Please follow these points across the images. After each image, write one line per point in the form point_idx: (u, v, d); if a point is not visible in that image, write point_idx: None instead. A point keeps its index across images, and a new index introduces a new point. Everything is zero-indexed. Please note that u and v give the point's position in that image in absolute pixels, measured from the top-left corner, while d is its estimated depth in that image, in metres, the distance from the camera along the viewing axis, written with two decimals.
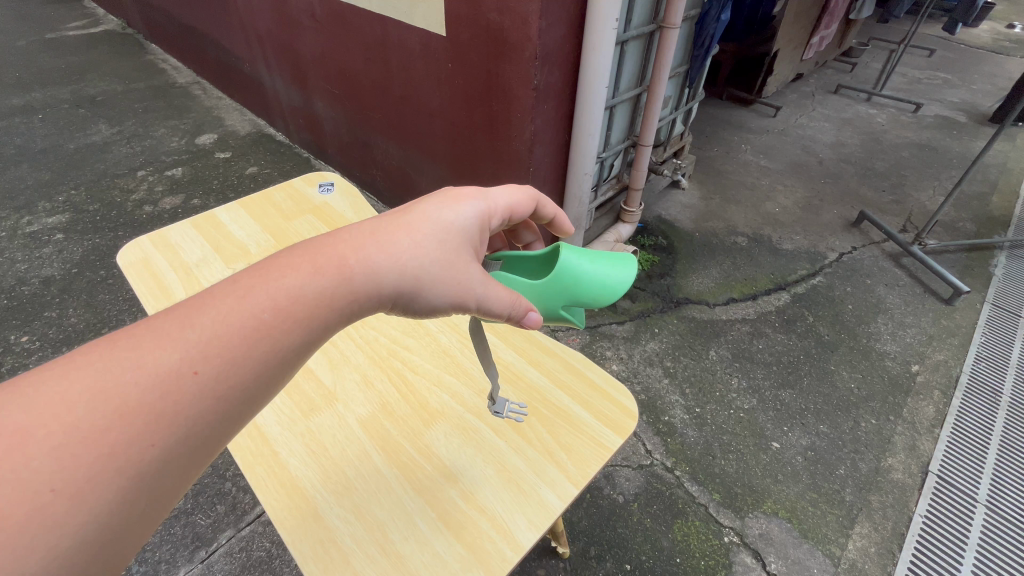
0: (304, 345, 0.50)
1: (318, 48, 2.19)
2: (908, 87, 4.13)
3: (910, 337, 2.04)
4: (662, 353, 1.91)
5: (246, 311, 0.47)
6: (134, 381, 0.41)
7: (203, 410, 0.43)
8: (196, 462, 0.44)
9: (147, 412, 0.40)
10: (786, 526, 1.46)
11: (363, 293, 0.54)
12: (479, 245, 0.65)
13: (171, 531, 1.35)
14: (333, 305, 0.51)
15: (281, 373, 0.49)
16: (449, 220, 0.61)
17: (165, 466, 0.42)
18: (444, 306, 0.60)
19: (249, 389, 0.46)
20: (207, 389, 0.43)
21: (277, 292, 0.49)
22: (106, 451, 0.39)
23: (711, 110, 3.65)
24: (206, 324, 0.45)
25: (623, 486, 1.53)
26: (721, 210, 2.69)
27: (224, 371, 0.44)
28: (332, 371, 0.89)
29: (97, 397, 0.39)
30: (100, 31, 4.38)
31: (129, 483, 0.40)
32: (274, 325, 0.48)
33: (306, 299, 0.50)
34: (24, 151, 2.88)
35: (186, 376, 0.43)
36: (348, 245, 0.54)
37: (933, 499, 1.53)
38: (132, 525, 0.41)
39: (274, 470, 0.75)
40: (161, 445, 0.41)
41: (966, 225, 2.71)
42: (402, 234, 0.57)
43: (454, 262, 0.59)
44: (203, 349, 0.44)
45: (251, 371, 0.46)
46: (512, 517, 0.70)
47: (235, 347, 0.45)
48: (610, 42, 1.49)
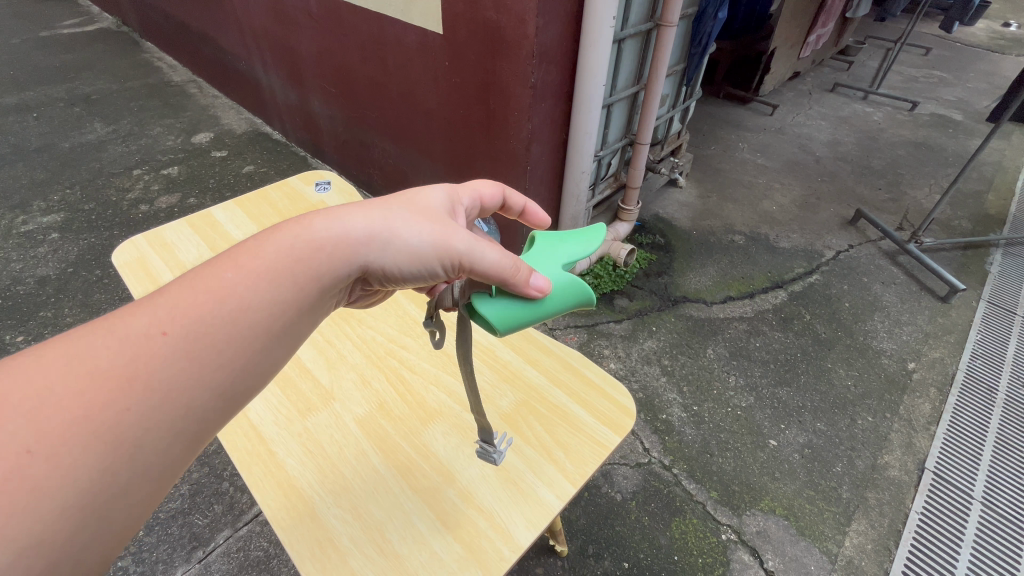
0: (274, 308, 0.52)
1: (315, 46, 2.18)
2: (905, 86, 4.14)
3: (906, 335, 2.05)
4: (659, 351, 1.92)
5: (212, 277, 0.50)
6: (107, 347, 0.45)
7: (175, 370, 0.46)
8: (174, 424, 0.46)
9: (119, 373, 0.44)
10: (784, 523, 1.47)
11: (332, 251, 0.55)
12: (452, 209, 0.66)
13: (168, 531, 1.35)
14: (298, 262, 0.53)
15: (255, 337, 0.50)
16: (413, 192, 0.64)
17: (145, 432, 0.44)
18: (422, 255, 0.59)
19: (224, 355, 0.48)
20: (176, 348, 0.46)
21: (243, 261, 0.52)
22: (80, 413, 0.42)
23: (708, 109, 3.65)
24: (173, 294, 0.49)
25: (621, 485, 1.53)
26: (718, 208, 2.69)
27: (192, 332, 0.47)
28: (329, 370, 0.89)
29: (72, 365, 0.43)
30: (94, 30, 4.34)
31: (108, 444, 0.42)
32: (237, 284, 0.50)
33: (268, 262, 0.52)
34: (18, 150, 2.85)
35: (156, 337, 0.46)
36: (310, 216, 0.57)
37: (929, 496, 1.54)
38: (115, 491, 0.43)
39: (271, 471, 0.75)
40: (135, 405, 0.44)
41: (962, 223, 2.72)
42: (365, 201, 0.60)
43: (423, 216, 0.60)
44: (171, 315, 0.47)
45: (223, 331, 0.48)
46: (510, 517, 0.70)
47: (203, 308, 0.48)
48: (607, 40, 1.49)
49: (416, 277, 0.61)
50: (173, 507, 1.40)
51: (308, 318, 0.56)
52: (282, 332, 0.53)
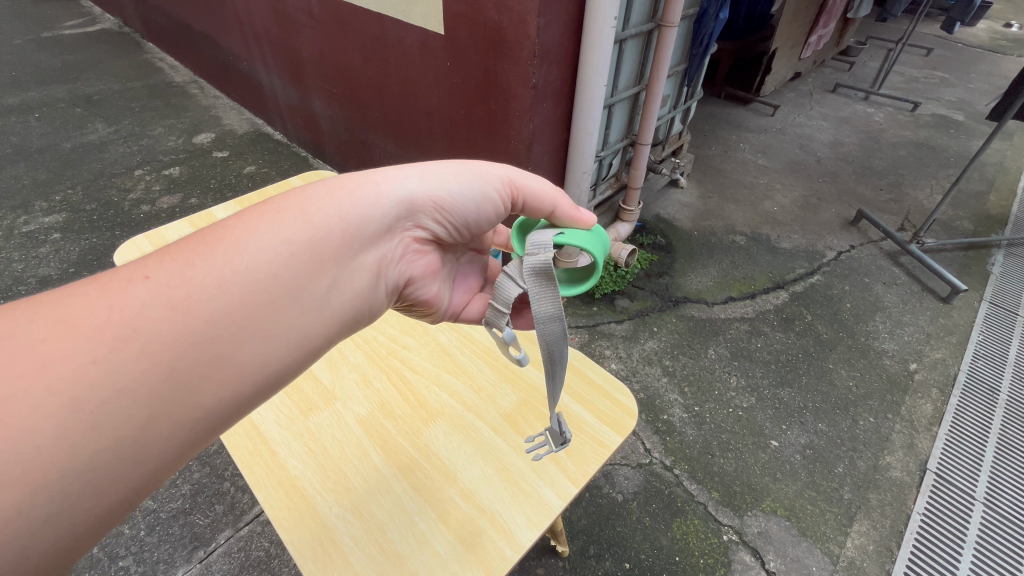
0: (264, 263, 0.51)
1: (316, 47, 2.18)
2: (906, 86, 4.13)
3: (908, 335, 2.05)
4: (660, 352, 1.91)
5: (203, 234, 0.51)
6: (85, 297, 0.45)
7: (157, 314, 0.45)
8: (149, 383, 0.43)
9: (91, 321, 0.43)
10: (785, 524, 1.46)
11: (350, 194, 0.59)
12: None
13: (169, 531, 1.35)
14: (302, 203, 0.56)
15: (243, 293, 0.49)
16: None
17: (112, 391, 0.42)
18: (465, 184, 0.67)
19: (207, 310, 0.47)
20: (155, 294, 0.45)
21: (236, 218, 0.53)
22: (45, 362, 0.41)
23: (709, 109, 3.65)
24: (161, 252, 0.50)
25: (622, 485, 1.53)
26: (720, 208, 2.69)
27: (174, 282, 0.47)
28: (331, 370, 0.89)
29: (46, 317, 0.43)
30: (96, 30, 4.35)
31: (68, 399, 0.40)
32: (228, 233, 0.51)
33: (264, 211, 0.54)
34: (20, 151, 2.86)
35: (137, 283, 0.46)
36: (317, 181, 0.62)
37: (931, 497, 1.54)
38: (75, 458, 0.40)
39: (272, 470, 0.75)
40: (102, 360, 0.42)
41: (964, 223, 2.71)
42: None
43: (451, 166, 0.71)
44: (155, 266, 0.47)
45: (214, 274, 0.48)
46: (511, 516, 0.70)
47: (194, 256, 0.49)
48: (608, 40, 1.49)
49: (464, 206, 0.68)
50: (174, 506, 1.40)
51: (306, 274, 0.53)
52: (280, 288, 0.51)
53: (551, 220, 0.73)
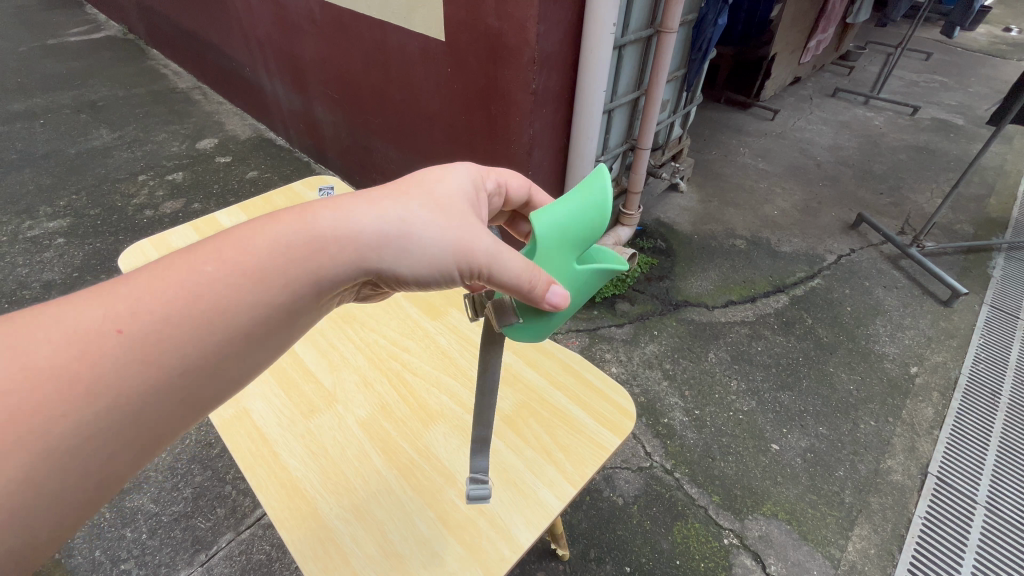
0: (248, 315, 0.48)
1: (318, 53, 2.21)
2: (905, 91, 4.15)
3: (908, 339, 2.05)
4: (661, 355, 1.92)
5: (185, 268, 0.46)
6: (50, 341, 0.41)
7: (129, 372, 0.42)
8: (123, 429, 0.43)
9: (60, 375, 0.40)
10: (786, 528, 1.46)
11: (335, 249, 0.52)
12: (476, 201, 0.64)
13: (171, 534, 1.36)
14: (285, 264, 0.49)
15: (223, 345, 0.47)
16: (437, 176, 0.62)
17: (84, 437, 0.41)
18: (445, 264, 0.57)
19: (185, 359, 0.45)
20: (130, 351, 0.43)
21: (219, 249, 0.48)
22: (11, 415, 0.38)
23: (709, 114, 3.67)
24: (138, 284, 0.45)
25: (623, 488, 1.53)
26: (720, 212, 2.70)
27: (149, 334, 0.43)
28: (332, 373, 0.90)
29: (7, 359, 0.39)
30: (101, 37, 4.40)
31: (35, 452, 0.39)
32: (211, 282, 0.46)
33: (251, 254, 0.49)
34: (25, 156, 2.89)
35: (109, 336, 0.42)
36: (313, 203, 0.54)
37: (932, 501, 1.53)
38: (41, 498, 0.40)
39: (273, 472, 0.76)
40: (72, 416, 0.40)
41: (964, 227, 2.72)
42: (382, 188, 0.58)
43: (453, 213, 0.58)
44: (130, 308, 0.44)
45: (190, 332, 0.45)
46: (509, 516, 0.70)
47: (172, 309, 0.44)
48: (607, 46, 1.50)
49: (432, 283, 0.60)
50: (175, 510, 1.40)
51: (287, 321, 0.52)
52: (258, 337, 0.49)
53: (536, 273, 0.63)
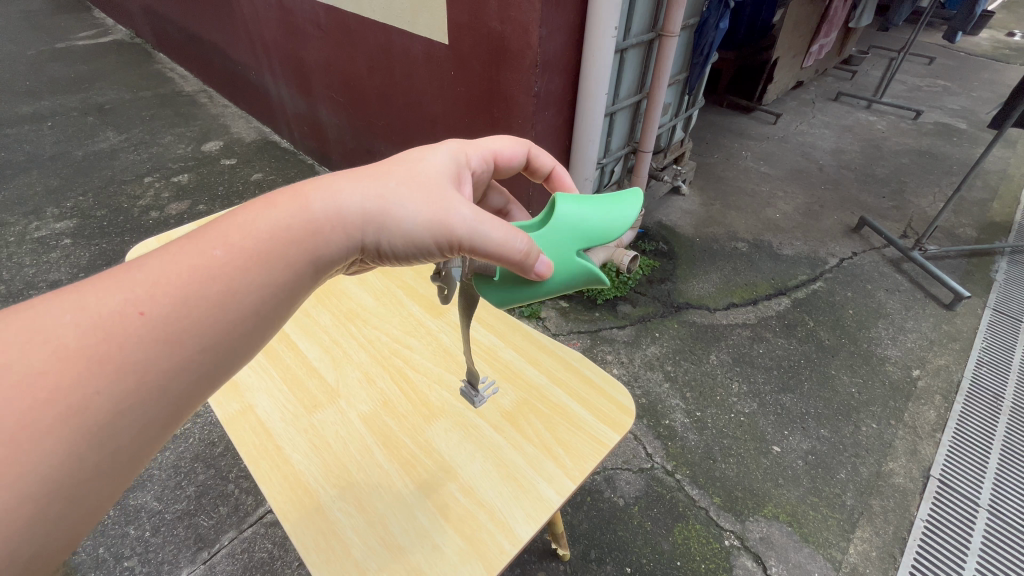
0: (262, 288, 0.50)
1: (323, 56, 2.22)
2: (908, 95, 4.16)
3: (910, 342, 2.05)
4: (662, 358, 1.92)
5: (196, 252, 0.48)
6: (74, 323, 0.42)
7: (152, 348, 0.44)
8: (152, 410, 0.44)
9: (88, 355, 0.41)
10: (787, 530, 1.46)
11: (318, 214, 0.54)
12: (456, 176, 0.67)
13: (174, 532, 1.37)
14: (287, 243, 0.52)
15: (242, 320, 0.49)
16: (419, 155, 0.65)
17: (115, 414, 0.42)
18: (423, 232, 0.59)
19: (206, 337, 0.47)
20: (154, 331, 0.44)
21: (229, 231, 0.50)
22: (46, 394, 0.39)
23: (712, 118, 3.68)
24: (152, 267, 0.46)
25: (623, 489, 1.53)
26: (721, 215, 2.71)
27: (171, 313, 0.45)
28: (335, 369, 0.91)
29: (36, 341, 0.40)
30: (109, 41, 4.45)
31: (72, 431, 0.40)
32: (225, 261, 0.48)
33: (258, 234, 0.51)
34: (33, 158, 2.92)
35: (132, 317, 0.43)
36: (307, 184, 0.56)
37: (934, 504, 1.53)
38: (84, 478, 0.41)
39: (277, 465, 0.76)
40: (105, 392, 0.41)
41: (966, 230, 2.72)
42: (366, 167, 0.61)
43: (430, 188, 0.61)
44: (150, 289, 0.45)
45: (206, 309, 0.46)
46: (510, 511, 0.71)
47: (187, 290, 0.46)
48: (609, 50, 1.51)
49: (413, 254, 0.61)
50: (178, 508, 1.41)
51: (294, 299, 0.54)
52: (270, 312, 0.52)
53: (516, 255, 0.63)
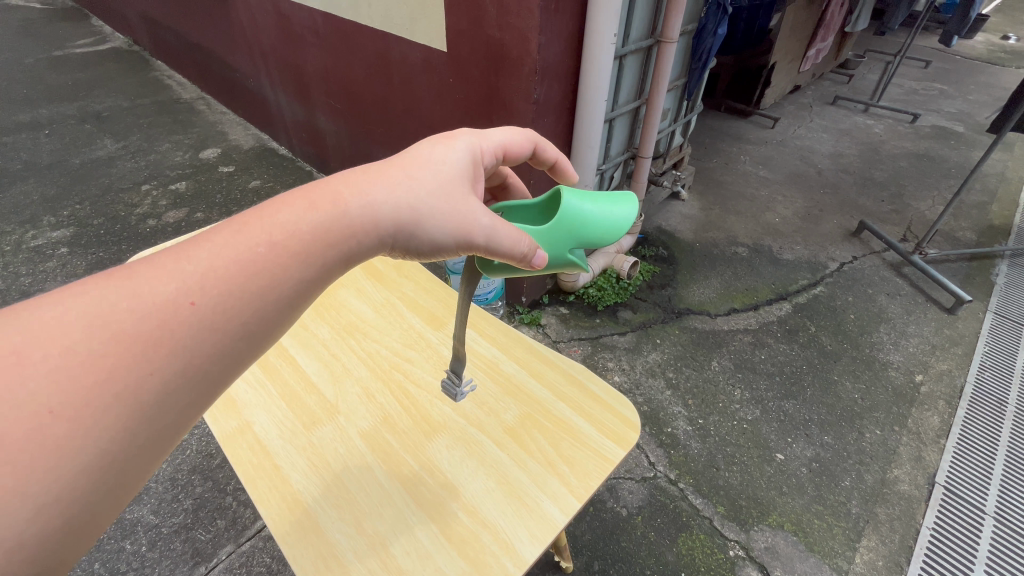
0: (304, 284, 0.49)
1: (321, 63, 2.22)
2: (905, 98, 4.17)
3: (913, 347, 2.04)
4: (663, 364, 1.91)
5: (242, 245, 0.47)
6: (130, 310, 0.41)
7: (201, 336, 0.43)
8: (197, 394, 0.44)
9: (142, 341, 0.41)
10: (792, 539, 1.44)
11: (347, 221, 0.52)
12: (477, 177, 0.63)
13: (171, 546, 1.34)
14: (325, 245, 0.50)
15: (284, 311, 0.48)
16: (441, 153, 0.60)
17: (165, 400, 0.42)
18: (448, 240, 0.57)
19: (247, 328, 0.46)
20: (204, 319, 0.43)
21: (272, 226, 0.49)
22: (103, 378, 0.39)
23: (710, 122, 3.69)
24: (201, 257, 0.45)
25: (626, 499, 1.52)
26: (721, 220, 2.70)
27: (221, 303, 0.44)
28: (334, 384, 0.89)
29: (94, 324, 0.40)
30: (106, 48, 4.45)
31: (126, 412, 0.40)
32: (268, 258, 0.47)
33: (301, 234, 0.49)
34: (30, 166, 2.91)
35: (183, 306, 0.43)
36: (339, 183, 0.54)
37: (940, 511, 1.51)
38: (132, 455, 0.42)
39: (275, 485, 0.75)
40: (158, 374, 0.41)
41: (966, 234, 2.71)
42: (393, 167, 0.57)
43: (454, 194, 0.58)
44: (200, 280, 0.44)
45: (251, 300, 0.46)
46: (513, 531, 0.69)
47: (236, 282, 0.45)
48: (609, 56, 1.51)
49: (433, 258, 0.60)
50: (175, 522, 1.39)
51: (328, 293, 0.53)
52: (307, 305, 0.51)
53: (515, 257, 0.62)
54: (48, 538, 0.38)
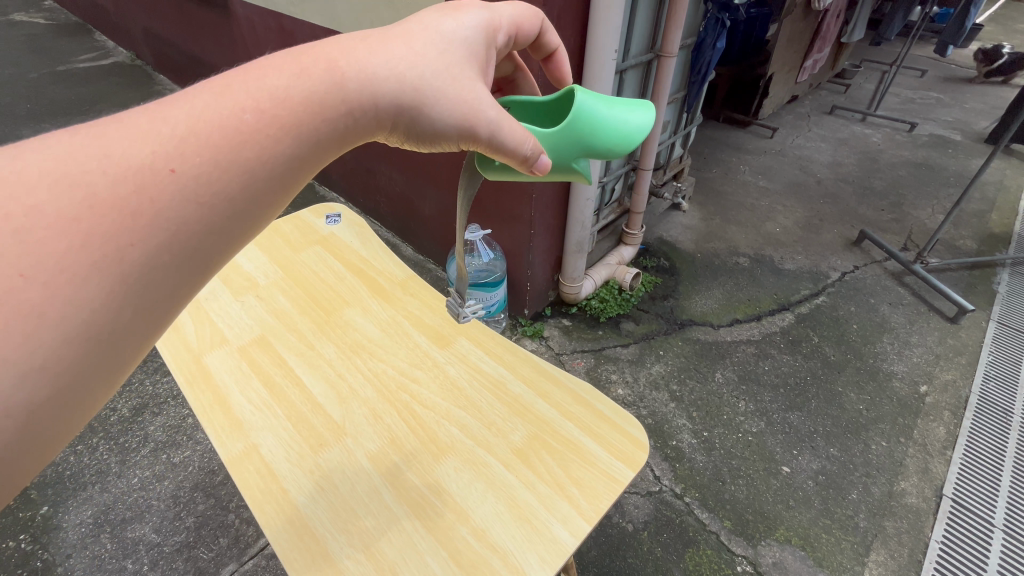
0: (294, 161, 0.46)
1: None
2: (902, 108, 4.20)
3: (917, 357, 2.04)
4: (667, 376, 1.90)
5: (224, 111, 0.43)
6: (104, 172, 0.37)
7: (184, 204, 0.39)
8: (185, 271, 0.41)
9: (119, 206, 0.37)
10: (800, 554, 1.43)
11: (347, 96, 0.49)
12: (485, 61, 0.61)
13: (173, 566, 1.33)
14: (318, 119, 0.47)
15: (274, 186, 0.45)
16: (444, 30, 0.57)
17: (149, 270, 0.39)
18: (450, 126, 0.56)
19: (234, 199, 0.43)
20: (188, 189, 0.40)
21: (257, 92, 0.45)
22: (80, 241, 0.35)
23: (709, 133, 3.71)
24: (179, 120, 0.41)
25: (632, 514, 1.50)
26: (722, 230, 2.71)
27: (206, 173, 0.40)
28: (341, 406, 0.89)
29: (64, 186, 0.36)
30: (109, 63, 4.49)
31: (106, 282, 0.37)
32: (255, 128, 0.43)
33: (292, 102, 0.46)
34: None
35: (163, 174, 0.39)
36: (335, 50, 0.50)
37: (949, 525, 1.50)
38: (118, 327, 0.39)
39: (284, 509, 0.74)
40: (140, 246, 0.38)
41: (967, 243, 2.72)
42: (396, 39, 0.54)
43: (458, 79, 0.56)
44: (179, 144, 0.40)
45: (239, 169, 0.42)
46: (523, 555, 0.69)
47: (224, 145, 0.41)
48: (610, 71, 1.52)
49: (433, 143, 0.59)
50: (177, 540, 1.38)
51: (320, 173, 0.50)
52: (299, 183, 0.48)
53: (519, 160, 0.60)
54: (37, 408, 0.36)
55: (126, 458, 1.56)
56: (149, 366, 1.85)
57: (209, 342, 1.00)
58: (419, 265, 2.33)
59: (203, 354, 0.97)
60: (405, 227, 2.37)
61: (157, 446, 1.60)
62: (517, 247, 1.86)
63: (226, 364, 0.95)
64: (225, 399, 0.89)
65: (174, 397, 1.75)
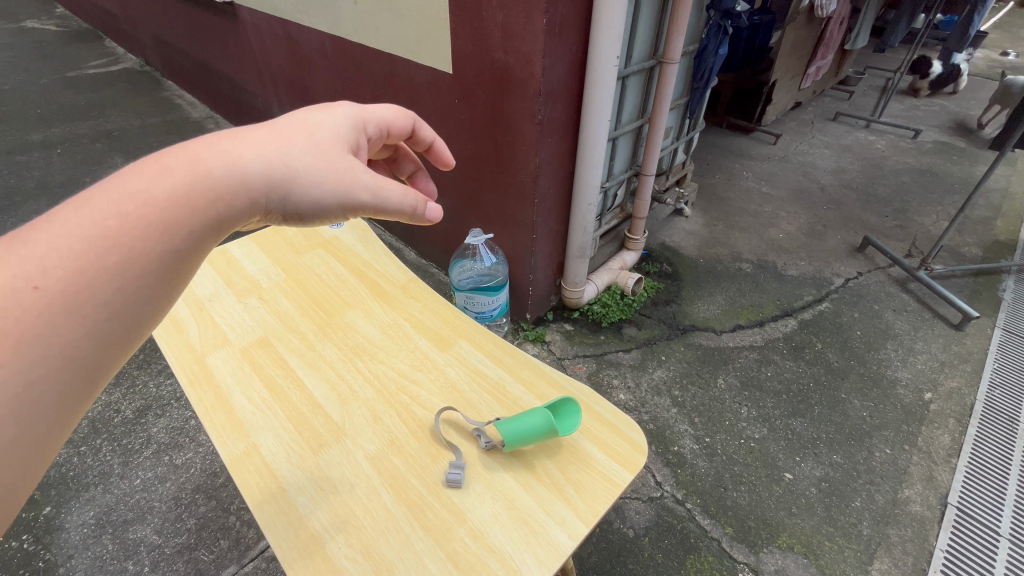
0: (172, 253, 0.48)
1: (328, 84, 2.27)
2: (906, 115, 4.20)
3: (921, 364, 2.02)
4: (669, 382, 1.90)
5: (87, 221, 0.44)
6: None
7: (53, 317, 0.41)
8: (68, 376, 0.43)
9: None
10: (803, 562, 1.42)
11: (218, 185, 0.51)
12: (354, 143, 0.66)
13: (173, 567, 1.33)
14: (189, 210, 0.49)
15: (155, 281, 0.47)
16: (313, 121, 0.62)
17: (30, 384, 0.41)
18: (329, 198, 0.60)
19: (113, 303, 0.45)
20: (57, 304, 0.41)
21: (119, 199, 0.46)
22: None
23: (712, 139, 3.72)
24: (38, 240, 0.42)
25: (633, 520, 1.50)
26: (724, 236, 2.71)
27: (72, 282, 0.42)
28: (341, 407, 0.90)
29: None
30: (119, 69, 4.55)
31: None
32: (122, 231, 0.45)
33: (155, 203, 0.47)
34: (42, 184, 2.95)
35: (25, 291, 0.40)
36: (198, 148, 0.52)
37: (955, 534, 1.48)
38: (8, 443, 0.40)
39: (282, 509, 0.74)
40: (11, 368, 0.40)
41: (971, 249, 2.71)
42: (261, 131, 0.57)
43: (330, 156, 0.60)
44: (40, 263, 0.42)
45: (113, 273, 0.44)
46: (521, 557, 0.69)
47: (103, 249, 0.44)
48: (611, 77, 1.53)
49: (316, 218, 0.62)
50: (178, 542, 1.38)
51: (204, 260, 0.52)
52: (183, 273, 0.50)
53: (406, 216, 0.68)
54: None
55: (128, 460, 1.57)
56: (153, 368, 1.87)
57: (212, 343, 1.00)
58: (421, 269, 2.35)
59: (205, 354, 0.98)
60: (409, 233, 2.39)
61: (159, 447, 1.61)
62: (520, 251, 1.87)
63: (227, 364, 0.96)
64: (227, 398, 0.90)
65: (177, 399, 1.76)
